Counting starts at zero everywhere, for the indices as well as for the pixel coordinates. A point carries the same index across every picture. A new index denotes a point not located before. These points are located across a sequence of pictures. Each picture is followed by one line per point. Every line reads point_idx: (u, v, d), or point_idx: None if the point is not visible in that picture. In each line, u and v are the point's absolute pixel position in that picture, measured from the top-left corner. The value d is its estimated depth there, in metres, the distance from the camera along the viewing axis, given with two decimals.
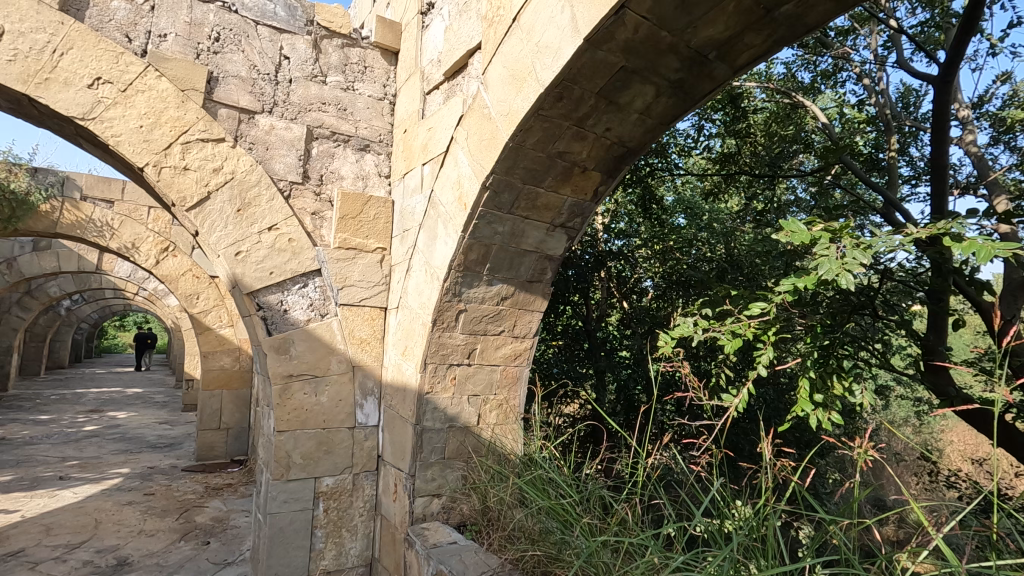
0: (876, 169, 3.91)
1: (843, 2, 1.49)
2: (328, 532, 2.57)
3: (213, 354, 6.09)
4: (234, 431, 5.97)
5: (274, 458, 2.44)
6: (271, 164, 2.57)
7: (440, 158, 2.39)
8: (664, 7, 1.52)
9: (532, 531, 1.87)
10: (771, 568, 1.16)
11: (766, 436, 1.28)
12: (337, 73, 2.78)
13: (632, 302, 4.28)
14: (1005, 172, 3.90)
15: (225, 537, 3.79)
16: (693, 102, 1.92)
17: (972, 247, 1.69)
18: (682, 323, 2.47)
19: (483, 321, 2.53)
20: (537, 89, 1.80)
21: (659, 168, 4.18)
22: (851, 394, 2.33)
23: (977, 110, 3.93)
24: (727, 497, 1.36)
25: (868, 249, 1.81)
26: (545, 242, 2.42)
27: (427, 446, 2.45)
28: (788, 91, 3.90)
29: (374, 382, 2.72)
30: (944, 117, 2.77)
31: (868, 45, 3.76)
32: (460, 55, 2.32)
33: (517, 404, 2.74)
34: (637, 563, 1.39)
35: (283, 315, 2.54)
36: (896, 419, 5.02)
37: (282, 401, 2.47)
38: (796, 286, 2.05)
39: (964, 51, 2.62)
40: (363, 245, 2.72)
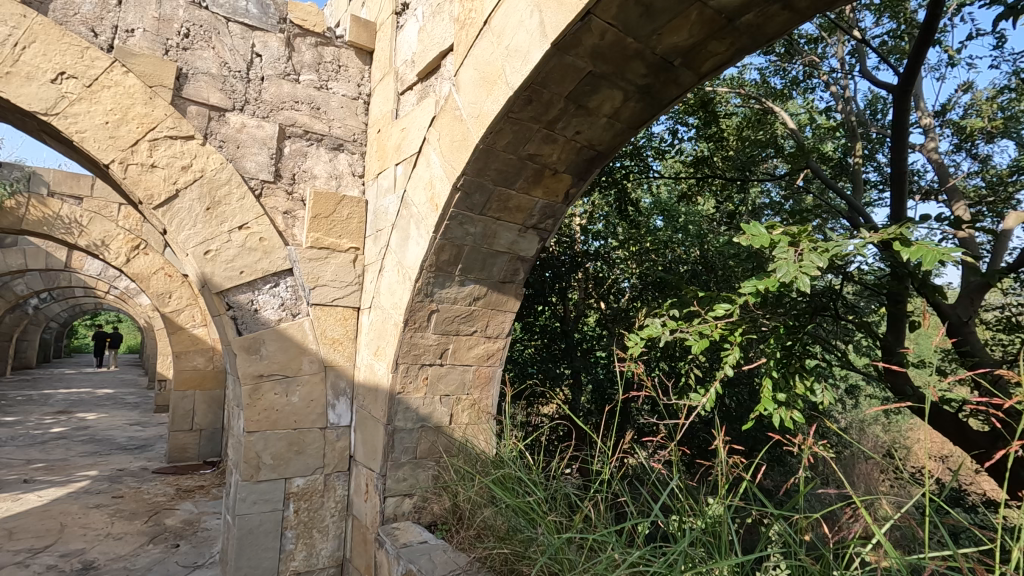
0: (844, 174, 4.02)
1: (801, 12, 1.54)
2: (299, 532, 2.56)
3: (186, 354, 5.99)
4: (206, 432, 5.89)
5: (243, 459, 2.42)
6: (242, 162, 2.54)
7: (413, 159, 2.39)
8: (629, 13, 1.55)
9: (500, 529, 1.89)
10: (723, 563, 1.19)
11: (720, 432, 1.32)
12: (310, 71, 2.76)
13: (609, 303, 4.32)
14: (966, 179, 4.04)
15: (196, 540, 3.73)
16: (660, 107, 1.95)
17: (920, 252, 1.77)
18: (651, 324, 2.52)
19: (455, 322, 2.54)
20: (507, 92, 1.82)
21: (635, 170, 4.22)
22: (813, 394, 2.40)
23: (939, 118, 4.07)
24: (684, 493, 1.39)
25: (826, 252, 1.87)
26: (517, 242, 2.44)
27: (398, 447, 2.46)
28: (759, 97, 3.97)
29: (346, 382, 2.71)
30: (904, 125, 2.86)
31: (835, 54, 3.86)
32: (433, 56, 2.32)
33: (490, 404, 2.76)
34: (598, 560, 1.41)
35: (254, 314, 2.52)
36: (865, 418, 5.14)
37: (252, 401, 2.45)
38: (759, 289, 2.10)
39: (922, 61, 2.71)
40: (336, 244, 2.71)
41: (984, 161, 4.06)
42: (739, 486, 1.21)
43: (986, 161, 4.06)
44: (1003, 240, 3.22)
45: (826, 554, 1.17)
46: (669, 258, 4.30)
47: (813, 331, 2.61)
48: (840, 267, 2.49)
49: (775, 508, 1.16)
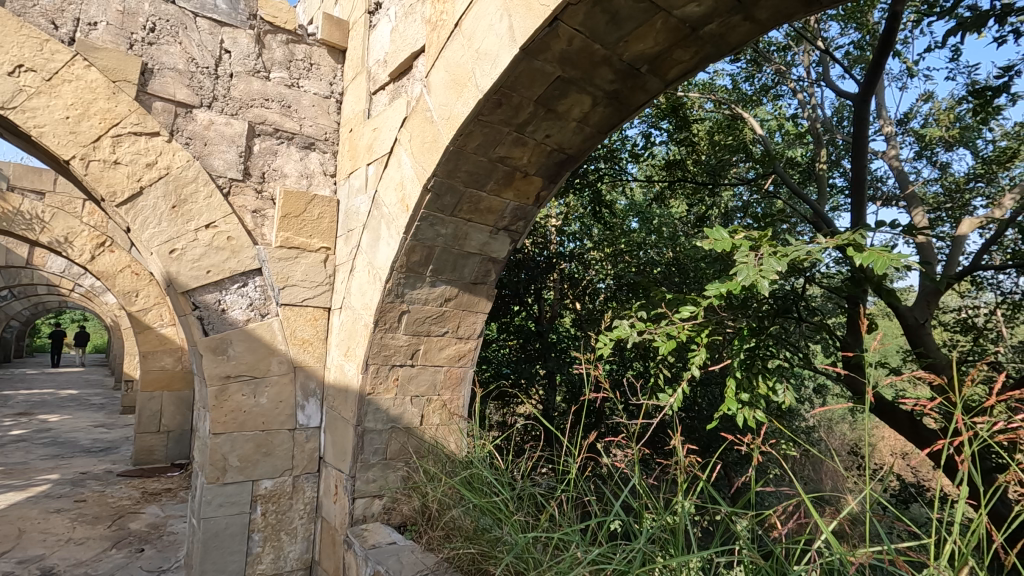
0: (811, 180, 4.13)
1: (761, 24, 1.58)
2: (266, 535, 2.53)
3: (154, 354, 5.89)
4: (174, 434, 5.78)
5: (209, 462, 2.38)
6: (209, 160, 2.50)
7: (384, 159, 2.39)
8: (596, 20, 1.58)
9: (468, 529, 1.90)
10: (678, 560, 1.22)
11: (678, 432, 1.35)
12: (281, 69, 2.73)
13: (584, 303, 4.36)
14: (925, 186, 4.20)
15: (161, 543, 3.66)
16: (628, 112, 1.98)
17: (870, 257, 1.85)
18: (620, 325, 2.55)
19: (426, 323, 2.55)
20: (476, 95, 1.83)
21: (609, 172, 4.26)
22: (775, 393, 2.46)
23: (901, 127, 4.21)
24: (643, 494, 1.41)
25: (784, 257, 1.92)
26: (488, 244, 2.45)
27: (368, 447, 2.45)
28: (730, 102, 4.05)
29: (317, 383, 2.69)
30: (864, 133, 2.95)
31: (802, 62, 3.97)
32: (405, 56, 2.32)
33: (461, 404, 2.77)
34: (560, 560, 1.43)
35: (221, 314, 2.48)
36: (833, 416, 5.29)
37: (219, 403, 2.41)
38: (723, 291, 2.15)
39: (882, 71, 2.80)
40: (306, 244, 2.68)
41: (943, 168, 4.21)
42: (695, 484, 1.24)
43: (946, 169, 4.21)
44: (958, 244, 3.35)
45: (776, 552, 1.21)
46: (643, 259, 4.37)
47: (777, 333, 2.68)
48: (802, 270, 2.56)
49: (726, 505, 1.19)
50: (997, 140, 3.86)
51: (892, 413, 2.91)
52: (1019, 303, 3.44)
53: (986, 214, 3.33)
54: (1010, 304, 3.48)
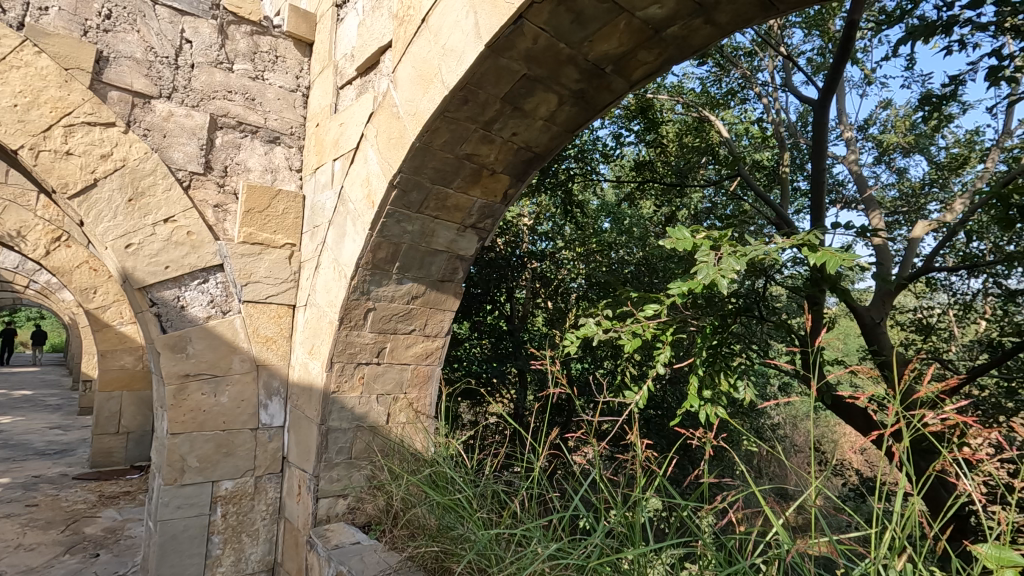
0: (775, 183, 4.23)
1: (722, 27, 1.61)
2: (226, 537, 2.48)
3: (112, 353, 5.69)
4: (134, 435, 5.61)
5: (166, 463, 2.32)
6: (169, 152, 2.43)
7: (351, 154, 2.36)
8: (560, 19, 1.59)
9: (432, 527, 1.88)
10: (636, 553, 1.23)
11: (638, 427, 1.37)
12: (244, 61, 2.67)
13: (556, 302, 4.39)
14: (883, 190, 4.35)
15: (118, 548, 3.54)
16: (594, 111, 2.00)
17: (823, 257, 1.91)
18: (587, 323, 2.57)
19: (393, 320, 2.53)
20: (442, 91, 1.83)
21: (581, 172, 4.29)
22: (736, 390, 2.51)
23: (861, 132, 4.35)
24: (604, 488, 1.43)
25: (743, 256, 1.97)
26: (455, 242, 2.44)
27: (332, 446, 2.42)
28: (698, 105, 4.11)
29: (280, 382, 2.64)
30: (823, 137, 3.04)
31: (767, 67, 4.06)
32: (372, 51, 2.29)
33: (428, 403, 2.76)
34: (521, 557, 1.43)
35: (180, 311, 2.42)
36: (797, 413, 5.44)
37: (177, 402, 2.35)
38: (685, 289, 2.18)
39: (840, 77, 2.88)
40: (270, 240, 2.63)
41: (900, 173, 4.37)
42: (653, 478, 1.25)
43: (903, 174, 4.37)
44: (913, 246, 3.48)
45: (728, 543, 1.23)
46: (613, 259, 4.41)
47: (738, 331, 2.74)
48: (763, 270, 2.63)
49: (681, 499, 1.21)
50: (950, 147, 4.02)
51: (847, 409, 3.02)
52: (970, 304, 3.58)
53: (938, 218, 3.47)
54: (961, 305, 3.62)
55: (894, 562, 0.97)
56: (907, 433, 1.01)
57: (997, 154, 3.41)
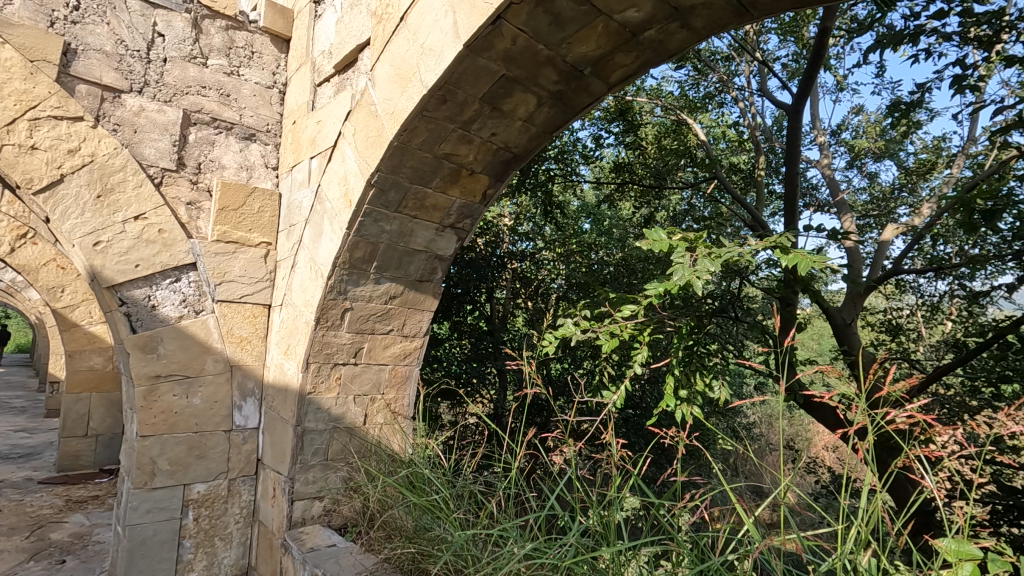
0: (751, 186, 4.31)
1: (697, 32, 1.63)
2: (198, 541, 2.43)
3: (80, 353, 5.53)
4: (103, 438, 5.49)
5: (136, 466, 2.27)
6: (139, 148, 2.38)
7: (328, 153, 2.33)
8: (539, 20, 1.59)
9: (409, 529, 1.87)
10: (608, 552, 1.25)
11: (614, 425, 1.37)
12: (219, 56, 2.62)
13: (537, 302, 4.40)
14: (854, 194, 4.46)
15: (85, 554, 3.45)
16: (573, 113, 2.01)
17: (795, 259, 1.95)
18: (565, 324, 2.58)
19: (370, 320, 2.51)
20: (420, 90, 1.82)
21: (562, 173, 4.30)
22: (711, 389, 2.55)
23: (835, 137, 4.45)
24: (579, 487, 1.44)
25: (717, 258, 2.00)
26: (434, 242, 2.44)
27: (308, 448, 2.39)
28: (676, 108, 4.16)
29: (255, 382, 2.60)
30: (797, 140, 3.10)
31: (744, 72, 4.12)
32: (350, 48, 2.27)
33: (406, 404, 2.74)
34: (497, 558, 1.43)
35: (150, 311, 2.36)
36: (772, 412, 5.54)
37: (147, 404, 2.30)
38: (662, 290, 2.21)
39: (813, 83, 2.94)
40: (245, 239, 2.58)
41: (871, 178, 4.48)
42: (628, 477, 1.27)
43: (873, 178, 4.48)
44: (883, 248, 3.57)
45: (699, 540, 1.25)
46: (593, 259, 4.44)
47: (714, 331, 2.78)
48: (739, 271, 2.68)
49: (654, 497, 1.23)
50: (918, 153, 4.14)
51: (818, 407, 3.09)
52: (937, 306, 3.68)
53: (907, 221, 3.56)
54: (929, 307, 3.72)
55: (858, 558, 1.00)
56: (873, 431, 1.05)
57: (962, 160, 3.51)
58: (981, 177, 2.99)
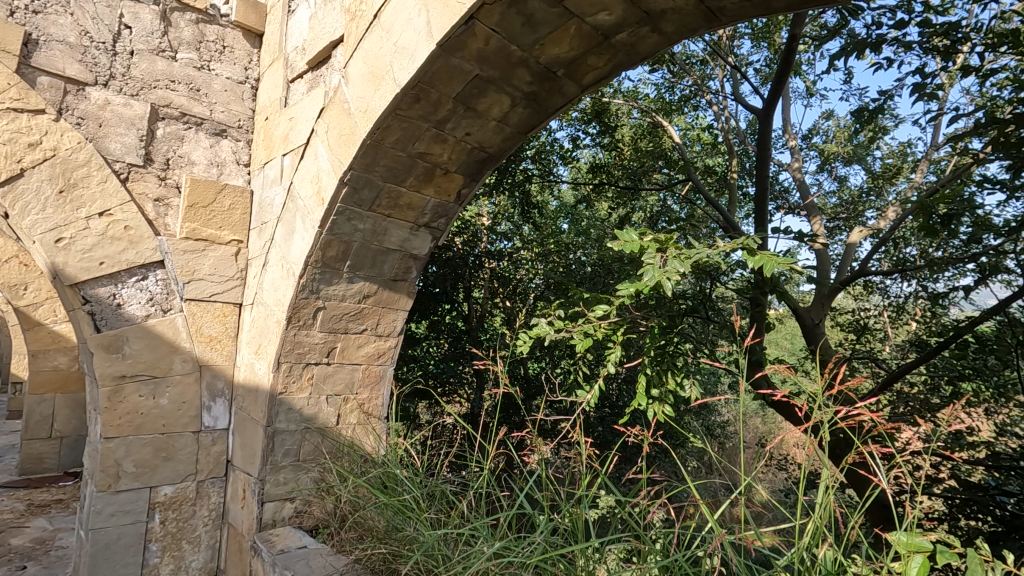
0: (725, 188, 4.39)
1: (668, 36, 1.66)
2: (165, 545, 2.38)
3: (44, 353, 5.34)
4: (68, 440, 5.35)
5: (100, 468, 2.22)
6: (105, 143, 2.32)
7: (300, 150, 2.30)
8: (511, 21, 1.60)
9: (380, 530, 1.85)
10: (574, 552, 1.26)
11: (583, 425, 1.38)
12: (189, 50, 2.57)
13: (515, 302, 4.42)
14: (824, 197, 4.57)
15: (47, 559, 3.35)
16: (546, 114, 2.02)
17: (761, 260, 1.99)
18: (540, 323, 2.60)
19: (343, 320, 2.48)
20: (393, 89, 1.81)
21: (539, 173, 4.32)
22: (683, 388, 2.58)
23: (806, 141, 4.54)
24: (548, 487, 1.45)
25: (687, 259, 2.03)
26: (408, 241, 2.42)
27: (279, 449, 2.36)
28: (652, 110, 4.21)
29: (225, 383, 2.56)
30: (767, 144, 3.17)
31: (718, 76, 4.19)
32: (323, 45, 2.24)
33: (379, 404, 2.72)
34: (468, 558, 1.43)
35: (115, 309, 2.31)
36: (746, 411, 5.65)
37: (111, 404, 2.24)
38: (634, 291, 2.23)
39: (783, 88, 3.01)
40: (215, 236, 2.54)
41: (840, 181, 4.60)
42: (596, 477, 1.28)
43: (842, 182, 4.59)
44: (851, 250, 3.66)
45: (663, 538, 1.27)
46: (571, 259, 4.47)
47: (686, 331, 2.82)
48: (710, 272, 2.72)
49: (621, 496, 1.24)
50: (885, 157, 4.25)
51: (785, 406, 3.17)
52: (903, 306, 3.79)
53: (873, 225, 3.67)
54: (895, 307, 3.82)
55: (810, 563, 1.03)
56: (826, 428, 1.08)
57: (926, 165, 3.63)
58: (943, 182, 3.09)
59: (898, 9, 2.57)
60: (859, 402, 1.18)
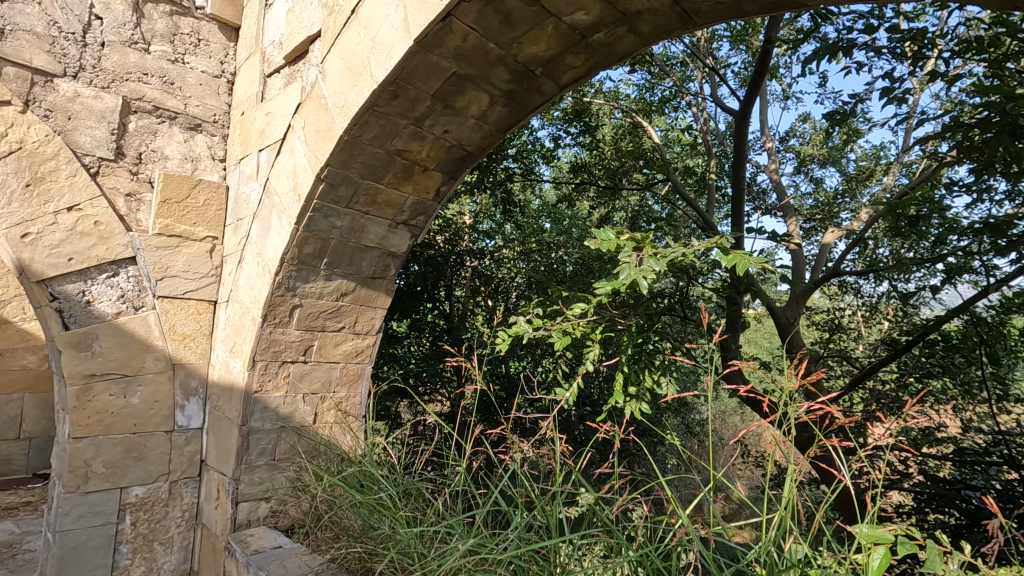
0: (704, 189, 4.44)
1: (645, 37, 1.67)
2: (136, 547, 2.34)
3: (12, 352, 5.11)
4: (37, 441, 5.26)
5: (68, 469, 2.17)
6: (74, 136, 2.26)
7: (276, 145, 2.27)
8: (489, 19, 1.60)
9: (356, 529, 1.84)
10: (548, 550, 1.26)
11: (558, 423, 1.39)
12: (163, 42, 2.52)
13: (496, 300, 4.43)
14: (801, 198, 4.65)
15: (14, 563, 3.26)
16: (525, 112, 2.02)
17: (735, 259, 2.02)
18: (518, 322, 2.60)
19: (320, 318, 2.46)
20: (371, 85, 1.80)
21: (521, 172, 4.32)
22: (659, 386, 2.61)
23: (783, 143, 4.62)
24: (520, 483, 1.45)
25: (663, 258, 2.06)
26: (387, 238, 2.41)
27: (254, 448, 2.33)
28: (632, 111, 4.24)
29: (199, 382, 2.52)
30: (743, 145, 3.21)
31: (697, 78, 4.24)
32: (301, 40, 2.22)
33: (357, 402, 2.70)
34: (443, 556, 1.43)
35: (85, 307, 2.26)
36: (724, 408, 5.74)
37: (80, 404, 2.19)
38: (611, 289, 2.25)
39: (758, 91, 3.05)
40: (189, 233, 2.49)
41: (816, 182, 4.68)
42: (569, 473, 1.28)
43: (818, 183, 4.67)
44: (826, 250, 3.73)
45: (635, 533, 1.28)
46: (553, 258, 4.49)
47: (663, 329, 2.86)
48: (687, 271, 2.76)
49: (593, 491, 1.25)
50: (859, 160, 4.34)
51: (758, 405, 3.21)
52: (876, 305, 3.86)
53: (847, 226, 3.74)
54: (869, 306, 3.90)
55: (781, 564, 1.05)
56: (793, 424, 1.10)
57: (897, 168, 3.72)
58: (914, 184, 3.16)
59: (868, 16, 2.62)
60: (825, 397, 1.20)
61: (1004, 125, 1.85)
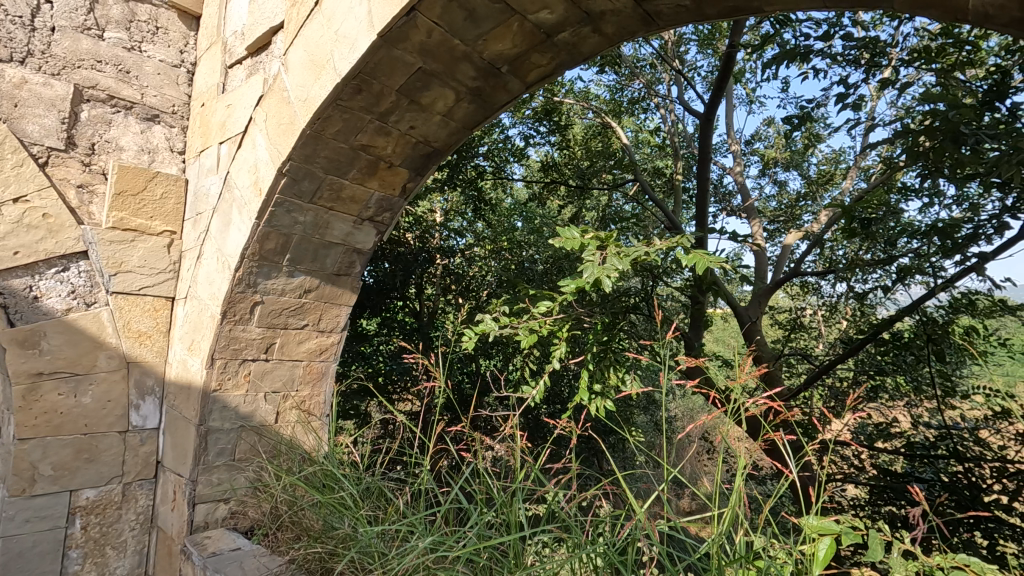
0: (672, 190, 4.51)
1: (609, 37, 1.69)
2: (87, 552, 2.25)
3: None
4: None
5: (13, 472, 2.08)
6: (21, 124, 2.16)
7: (237, 139, 2.22)
8: (453, 15, 1.59)
9: (317, 529, 1.81)
10: (506, 547, 1.26)
11: (518, 419, 1.39)
12: (118, 29, 2.43)
13: (467, 299, 4.41)
14: (764, 200, 4.77)
15: None
16: (491, 110, 2.02)
17: (695, 259, 2.06)
18: (485, 320, 2.59)
19: (283, 315, 2.41)
20: (334, 79, 1.77)
21: (492, 170, 4.32)
22: (624, 383, 2.65)
23: (749, 146, 4.72)
24: (481, 480, 1.45)
25: (626, 256, 2.08)
26: (352, 235, 2.38)
27: (212, 448, 2.27)
28: (602, 112, 4.28)
29: (155, 380, 2.44)
30: (708, 147, 3.28)
31: (665, 79, 4.31)
32: (263, 31, 2.17)
33: (321, 401, 2.66)
34: (404, 554, 1.41)
35: (32, 303, 2.17)
36: (692, 406, 5.85)
37: (26, 404, 2.10)
38: (576, 288, 2.26)
39: (722, 94, 3.12)
40: (145, 227, 2.41)
41: (780, 185, 4.80)
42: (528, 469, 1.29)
43: (782, 186, 4.79)
44: (787, 251, 3.84)
45: (592, 528, 1.29)
46: (524, 257, 4.49)
47: (628, 328, 2.89)
48: (652, 270, 2.80)
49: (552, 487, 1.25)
50: (820, 163, 4.47)
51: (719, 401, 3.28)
52: (834, 305, 3.98)
53: (807, 228, 3.85)
54: (828, 306, 4.01)
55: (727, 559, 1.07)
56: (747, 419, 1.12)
57: (855, 171, 3.84)
58: (869, 188, 3.27)
59: (826, 23, 2.70)
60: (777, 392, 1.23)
61: (947, 132, 1.93)
